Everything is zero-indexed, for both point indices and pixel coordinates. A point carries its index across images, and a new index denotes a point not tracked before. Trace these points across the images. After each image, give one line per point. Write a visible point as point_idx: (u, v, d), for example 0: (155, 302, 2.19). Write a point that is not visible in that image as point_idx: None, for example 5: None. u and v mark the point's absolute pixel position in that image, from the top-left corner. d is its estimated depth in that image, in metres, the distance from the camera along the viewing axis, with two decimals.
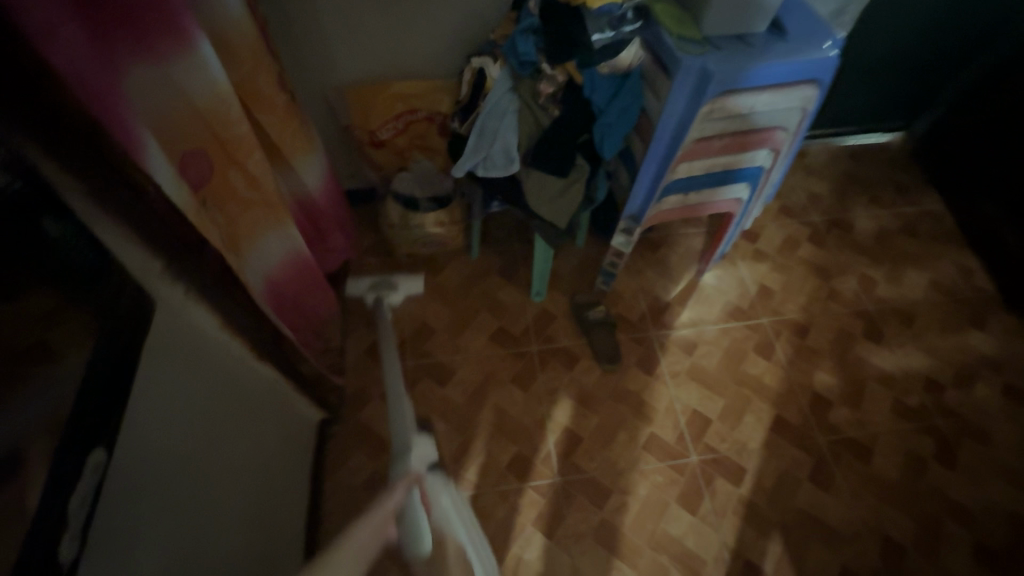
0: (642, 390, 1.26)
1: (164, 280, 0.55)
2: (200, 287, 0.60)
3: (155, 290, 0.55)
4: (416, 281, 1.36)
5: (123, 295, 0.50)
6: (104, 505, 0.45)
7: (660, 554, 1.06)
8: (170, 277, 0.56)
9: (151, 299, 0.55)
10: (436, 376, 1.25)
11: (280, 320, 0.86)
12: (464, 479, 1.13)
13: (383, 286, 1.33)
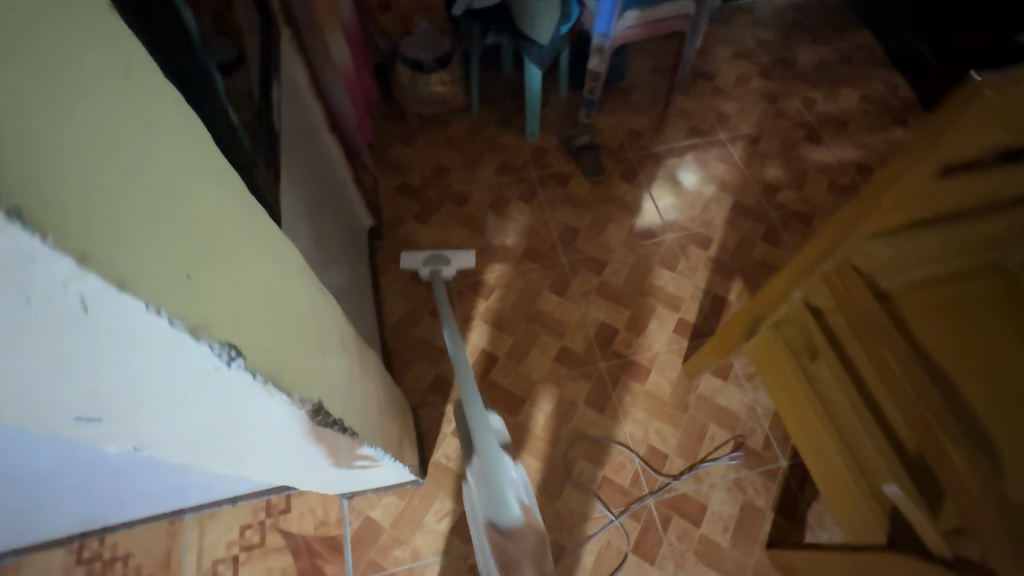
0: (626, 194, 1.54)
1: (283, 20, 0.87)
2: (297, 38, 0.92)
3: (280, 24, 0.85)
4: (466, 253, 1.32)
5: (267, 14, 0.80)
6: (285, 141, 0.76)
7: (649, 297, 1.36)
8: (284, 18, 0.87)
9: (280, 32, 0.84)
10: (457, 200, 1.53)
11: (345, 116, 1.16)
12: (490, 265, 1.42)
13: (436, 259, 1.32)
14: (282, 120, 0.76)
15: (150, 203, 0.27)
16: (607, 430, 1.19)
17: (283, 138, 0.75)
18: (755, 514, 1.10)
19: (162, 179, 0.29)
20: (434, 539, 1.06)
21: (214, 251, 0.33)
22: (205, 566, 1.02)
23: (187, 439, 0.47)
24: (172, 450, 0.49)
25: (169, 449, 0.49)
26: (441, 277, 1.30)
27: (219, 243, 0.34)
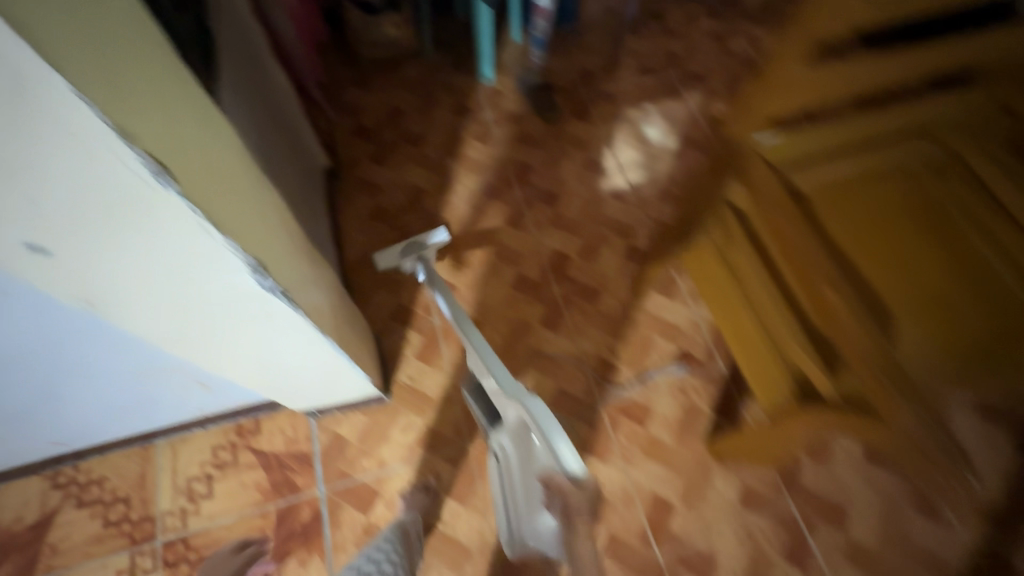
0: (578, 131, 1.59)
1: None
2: None
3: None
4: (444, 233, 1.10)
5: None
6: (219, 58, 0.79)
7: (601, 226, 1.43)
8: None
9: None
10: (414, 141, 1.56)
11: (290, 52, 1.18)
12: (447, 202, 1.46)
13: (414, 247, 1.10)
14: (213, 37, 0.79)
15: (124, 48, 0.34)
16: (561, 348, 1.26)
17: (217, 55, 0.78)
18: (696, 415, 1.18)
19: (142, 35, 0.36)
20: (399, 450, 1.12)
21: (179, 106, 0.41)
22: (179, 485, 1.07)
23: (156, 296, 0.54)
24: (142, 308, 0.55)
25: (144, 310, 0.56)
26: (427, 260, 1.07)
27: (186, 104, 0.41)
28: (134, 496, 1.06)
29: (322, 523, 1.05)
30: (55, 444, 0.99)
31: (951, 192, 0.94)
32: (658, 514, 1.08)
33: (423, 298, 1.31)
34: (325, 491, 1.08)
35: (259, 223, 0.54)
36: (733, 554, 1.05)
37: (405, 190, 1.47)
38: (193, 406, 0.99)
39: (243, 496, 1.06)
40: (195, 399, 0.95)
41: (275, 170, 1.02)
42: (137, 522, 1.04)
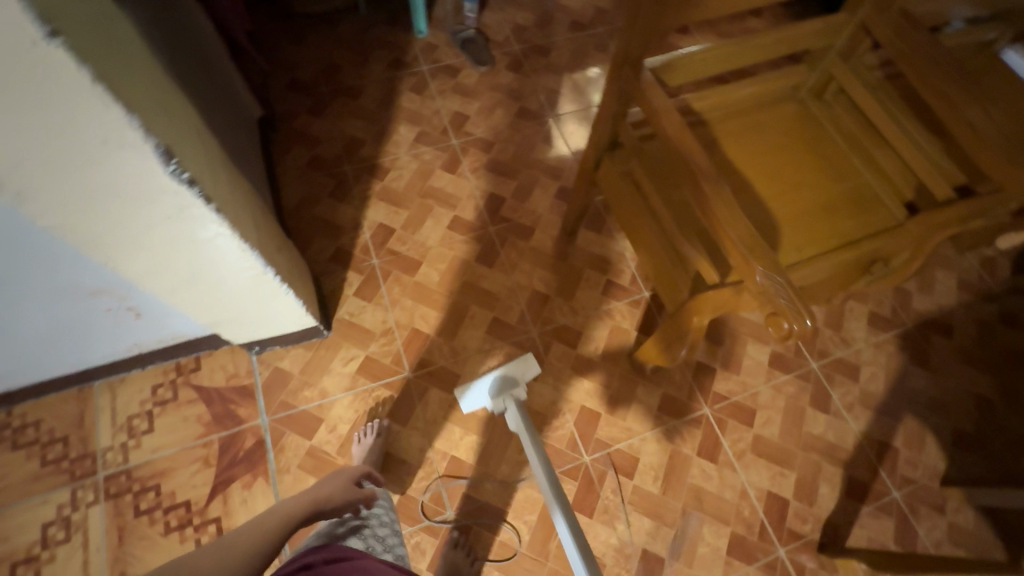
0: (512, 83, 1.64)
1: None
2: None
3: None
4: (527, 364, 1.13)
5: None
6: None
7: (534, 170, 1.49)
8: None
9: None
10: (349, 93, 1.57)
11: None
12: (384, 151, 1.49)
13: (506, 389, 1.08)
14: None
15: None
16: (497, 281, 1.32)
17: None
18: (621, 336, 1.28)
19: None
20: (341, 380, 1.17)
21: None
22: (119, 423, 1.08)
23: (59, 180, 0.56)
24: (48, 197, 0.57)
25: (52, 200, 0.58)
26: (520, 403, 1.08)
27: None
28: (72, 436, 1.06)
29: (265, 449, 1.09)
30: None
31: (833, 120, 1.11)
32: (587, 425, 1.18)
33: (362, 240, 1.35)
34: (268, 421, 1.11)
35: (148, 104, 0.57)
36: (652, 454, 1.16)
37: (342, 139, 1.50)
38: (124, 340, 1.00)
39: (186, 429, 1.09)
40: (129, 328, 0.96)
41: (210, 106, 1.03)
42: (76, 459, 1.05)
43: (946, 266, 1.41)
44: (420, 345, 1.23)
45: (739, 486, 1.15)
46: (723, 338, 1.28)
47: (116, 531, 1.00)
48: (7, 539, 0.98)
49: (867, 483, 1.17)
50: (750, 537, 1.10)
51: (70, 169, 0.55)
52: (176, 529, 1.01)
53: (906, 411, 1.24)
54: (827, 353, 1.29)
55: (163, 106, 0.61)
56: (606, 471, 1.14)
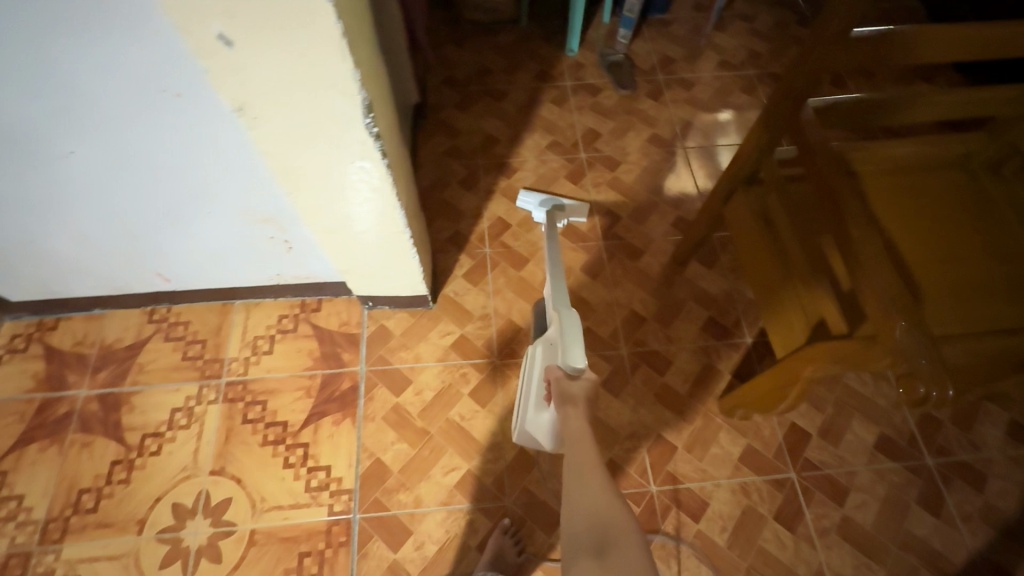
0: (650, 109, 1.67)
1: None
2: None
3: None
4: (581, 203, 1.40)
5: None
6: None
7: (655, 195, 1.50)
8: None
9: None
10: (495, 96, 1.69)
11: None
12: (516, 152, 1.57)
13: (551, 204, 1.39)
14: None
15: None
16: (597, 294, 1.34)
17: None
18: (714, 375, 1.24)
19: None
20: (434, 350, 1.25)
21: None
22: (247, 339, 1.24)
23: (284, 112, 0.67)
24: (271, 125, 0.69)
25: (272, 128, 0.69)
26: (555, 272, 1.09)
27: None
28: (210, 341, 1.23)
29: (357, 394, 1.18)
30: (153, 281, 1.16)
31: (1008, 196, 1.01)
32: (660, 455, 1.15)
33: (479, 228, 1.43)
34: (365, 369, 1.21)
35: (365, 62, 0.66)
36: (724, 502, 1.10)
37: (480, 135, 1.61)
38: (270, 269, 1.14)
39: (297, 359, 1.22)
40: (279, 259, 1.10)
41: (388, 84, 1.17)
42: (208, 361, 1.21)
43: None
44: (512, 336, 1.27)
45: (815, 564, 1.05)
46: (825, 404, 1.19)
47: (225, 430, 1.13)
48: (144, 412, 1.15)
49: None
50: None
51: (296, 105, 0.66)
52: (271, 443, 1.12)
53: None
54: (947, 452, 1.15)
55: (373, 67, 0.71)
56: (671, 506, 1.10)
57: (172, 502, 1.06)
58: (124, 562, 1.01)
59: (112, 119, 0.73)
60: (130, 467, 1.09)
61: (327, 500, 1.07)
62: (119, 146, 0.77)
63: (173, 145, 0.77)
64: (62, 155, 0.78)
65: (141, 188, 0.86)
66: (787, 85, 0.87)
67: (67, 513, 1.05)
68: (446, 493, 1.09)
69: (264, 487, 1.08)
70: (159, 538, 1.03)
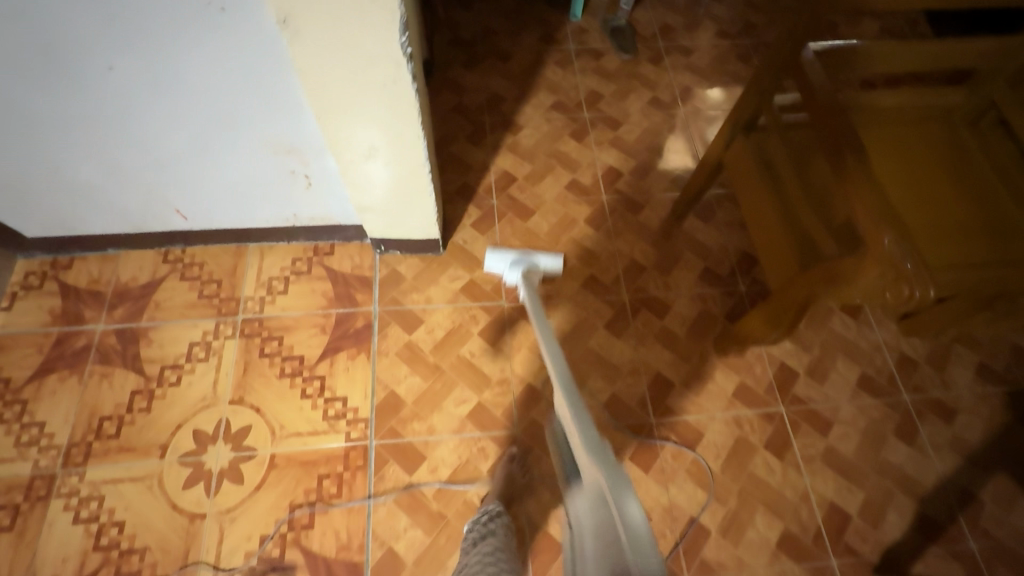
0: (650, 74, 1.72)
1: None
2: None
3: None
4: (557, 259, 1.29)
5: None
6: None
7: (655, 154, 1.56)
8: None
9: None
10: (500, 57, 1.72)
11: None
12: (521, 111, 1.62)
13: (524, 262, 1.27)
14: None
15: None
16: (600, 244, 1.40)
17: None
18: (710, 320, 1.31)
19: None
20: (444, 293, 1.29)
21: None
22: (262, 280, 1.27)
23: (324, 24, 0.71)
24: (309, 37, 0.73)
25: (311, 41, 0.74)
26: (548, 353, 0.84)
27: None
28: (225, 281, 1.26)
29: (371, 332, 1.22)
30: (172, 219, 1.20)
31: (986, 145, 1.09)
32: (660, 391, 1.21)
33: (486, 181, 1.48)
34: (378, 309, 1.25)
35: None
36: (719, 433, 1.17)
37: (486, 94, 1.64)
38: (287, 208, 1.18)
39: (312, 299, 1.25)
40: (298, 196, 1.14)
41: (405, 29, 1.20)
42: (224, 299, 1.24)
43: None
44: None
45: (802, 488, 1.13)
46: (813, 346, 1.28)
47: (243, 364, 1.17)
48: (162, 346, 1.18)
49: (943, 525, 1.11)
50: (804, 538, 1.08)
51: (336, 15, 0.70)
52: (288, 376, 1.16)
53: (1001, 468, 1.17)
54: (923, 389, 1.24)
55: None
56: (669, 436, 1.17)
57: (193, 429, 1.10)
58: (148, 483, 1.05)
59: (155, 32, 0.77)
60: (150, 397, 1.13)
61: (344, 428, 1.11)
62: (158, 62, 0.82)
63: (210, 63, 0.82)
64: (103, 69, 0.83)
65: (174, 109, 0.91)
66: (790, 25, 0.93)
67: (88, 438, 1.08)
68: (458, 423, 1.15)
69: (283, 417, 1.12)
70: (181, 461, 1.07)
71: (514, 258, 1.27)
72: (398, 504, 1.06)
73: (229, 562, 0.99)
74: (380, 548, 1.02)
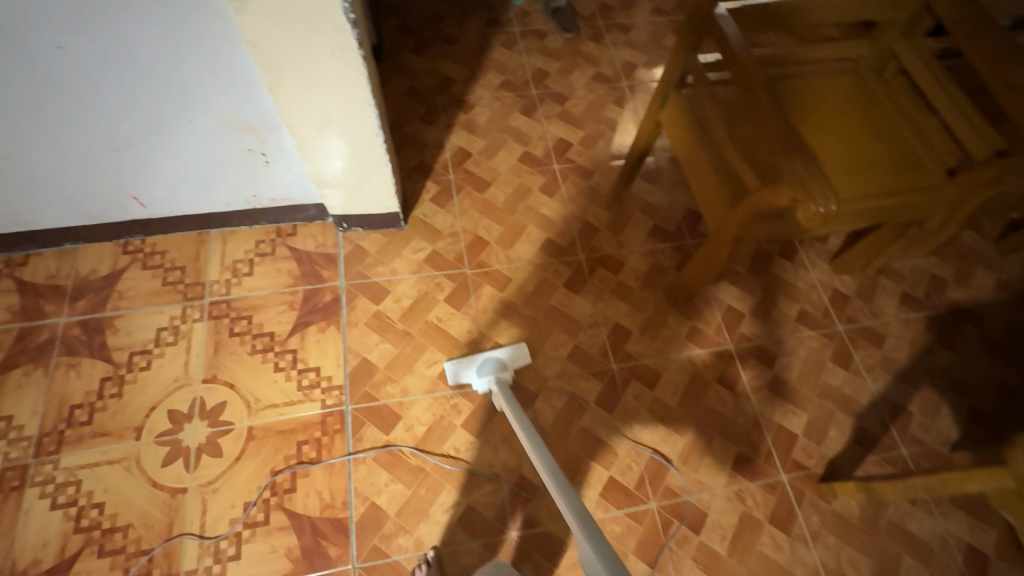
0: (593, 51, 1.81)
1: None
2: None
3: None
4: (517, 346, 1.24)
5: None
6: None
7: (601, 124, 1.65)
8: None
9: None
10: (448, 41, 1.78)
11: None
12: (471, 91, 1.68)
13: (490, 367, 1.18)
14: None
15: None
16: (554, 210, 1.47)
17: None
18: (661, 272, 1.40)
19: None
20: (409, 265, 1.34)
21: None
22: (227, 263, 1.29)
23: None
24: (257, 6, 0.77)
25: (259, 10, 0.78)
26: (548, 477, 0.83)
27: None
28: (189, 267, 1.27)
29: (340, 304, 1.26)
30: (130, 206, 1.20)
31: (889, 91, 1.21)
32: (619, 339, 1.29)
33: (442, 158, 1.53)
34: (345, 284, 1.29)
35: None
36: (675, 372, 1.26)
37: (437, 76, 1.70)
38: (247, 188, 1.20)
39: (278, 278, 1.28)
40: (257, 174, 1.17)
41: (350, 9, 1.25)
42: (189, 284, 1.25)
43: (988, 267, 1.47)
44: (480, 249, 1.38)
45: (752, 415, 1.23)
46: (756, 289, 1.38)
47: (213, 344, 1.19)
48: (129, 333, 1.19)
49: (878, 436, 1.22)
50: (756, 457, 1.18)
51: None
52: (260, 352, 1.19)
53: (926, 382, 1.30)
54: (854, 319, 1.36)
55: None
56: (630, 379, 1.25)
57: (168, 410, 1.11)
58: (126, 464, 1.06)
59: (103, 9, 0.79)
60: (121, 383, 1.13)
61: (319, 396, 1.15)
62: (109, 39, 0.84)
63: (162, 38, 0.85)
64: (52, 49, 0.84)
65: (127, 89, 0.93)
66: None
67: (60, 428, 1.08)
68: (430, 383, 1.19)
69: (257, 391, 1.15)
70: (158, 441, 1.08)
71: (482, 367, 1.18)
72: (377, 461, 1.10)
73: (214, 530, 1.02)
74: (362, 504, 1.06)
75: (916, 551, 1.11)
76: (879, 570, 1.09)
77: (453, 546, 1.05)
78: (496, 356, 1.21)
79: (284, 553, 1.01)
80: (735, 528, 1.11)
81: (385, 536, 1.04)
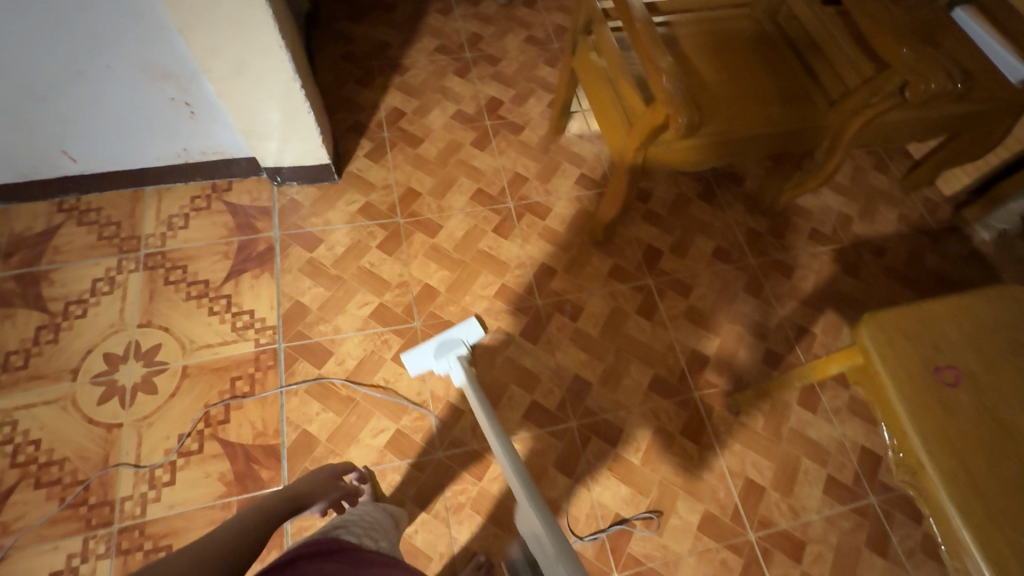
0: (526, 16, 1.87)
1: None
2: None
3: None
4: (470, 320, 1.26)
5: None
6: None
7: (532, 83, 1.71)
8: None
9: None
10: (384, 9, 1.82)
11: None
12: (406, 55, 1.73)
13: (450, 350, 1.21)
14: None
15: None
16: (485, 163, 1.53)
17: None
18: (586, 217, 1.47)
19: None
20: (342, 216, 1.39)
21: None
22: (161, 218, 1.32)
23: None
24: None
25: None
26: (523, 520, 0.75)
27: None
28: (124, 222, 1.31)
29: (274, 253, 1.31)
30: (60, 161, 1.23)
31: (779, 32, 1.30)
32: (544, 277, 1.37)
33: (377, 117, 1.58)
34: (279, 234, 1.34)
35: None
36: (596, 306, 1.34)
37: (373, 42, 1.74)
38: (176, 141, 1.25)
39: (213, 230, 1.32)
40: (183, 125, 1.21)
41: None
42: (125, 238, 1.29)
43: (892, 204, 1.57)
44: (413, 200, 1.44)
45: (668, 341, 1.31)
46: (675, 229, 1.47)
47: (149, 292, 1.23)
48: (64, 284, 1.22)
49: (784, 356, 1.32)
50: (670, 379, 1.26)
51: None
52: (195, 298, 1.23)
53: (829, 307, 1.40)
54: (766, 254, 1.46)
55: None
56: (554, 313, 1.32)
57: (103, 353, 1.15)
58: (61, 404, 1.10)
59: None
60: (57, 330, 1.17)
61: (252, 335, 1.20)
62: None
63: None
64: None
65: (38, 37, 0.96)
66: None
67: None
68: (361, 321, 1.25)
69: (192, 333, 1.19)
70: (93, 382, 1.12)
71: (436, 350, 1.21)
72: (309, 393, 1.16)
73: (150, 460, 1.07)
74: (294, 431, 1.12)
75: (815, 454, 1.20)
76: (781, 471, 1.18)
77: (382, 466, 1.11)
78: (450, 335, 1.23)
79: (217, 477, 1.06)
80: (649, 441, 1.19)
81: (317, 459, 1.10)
